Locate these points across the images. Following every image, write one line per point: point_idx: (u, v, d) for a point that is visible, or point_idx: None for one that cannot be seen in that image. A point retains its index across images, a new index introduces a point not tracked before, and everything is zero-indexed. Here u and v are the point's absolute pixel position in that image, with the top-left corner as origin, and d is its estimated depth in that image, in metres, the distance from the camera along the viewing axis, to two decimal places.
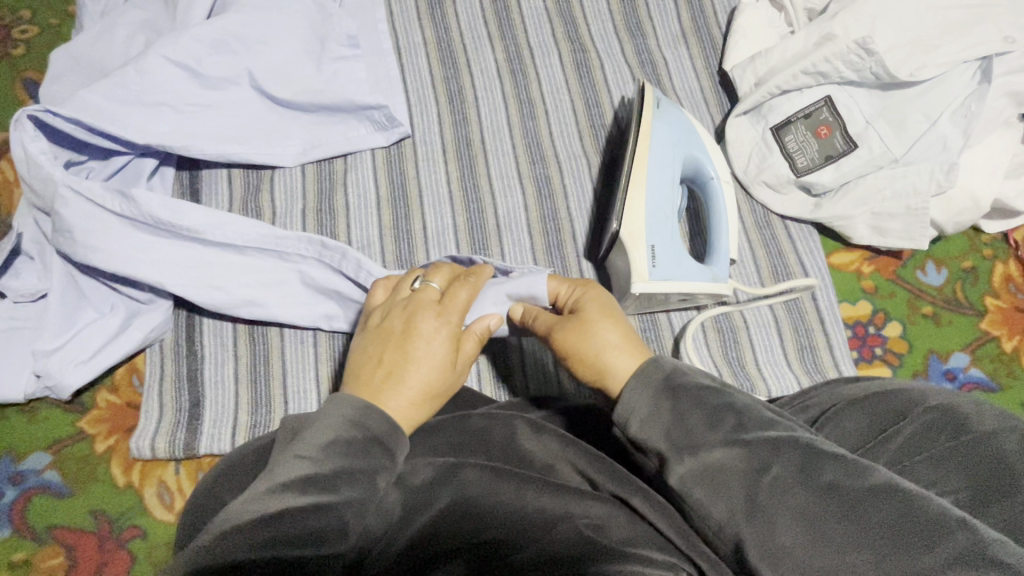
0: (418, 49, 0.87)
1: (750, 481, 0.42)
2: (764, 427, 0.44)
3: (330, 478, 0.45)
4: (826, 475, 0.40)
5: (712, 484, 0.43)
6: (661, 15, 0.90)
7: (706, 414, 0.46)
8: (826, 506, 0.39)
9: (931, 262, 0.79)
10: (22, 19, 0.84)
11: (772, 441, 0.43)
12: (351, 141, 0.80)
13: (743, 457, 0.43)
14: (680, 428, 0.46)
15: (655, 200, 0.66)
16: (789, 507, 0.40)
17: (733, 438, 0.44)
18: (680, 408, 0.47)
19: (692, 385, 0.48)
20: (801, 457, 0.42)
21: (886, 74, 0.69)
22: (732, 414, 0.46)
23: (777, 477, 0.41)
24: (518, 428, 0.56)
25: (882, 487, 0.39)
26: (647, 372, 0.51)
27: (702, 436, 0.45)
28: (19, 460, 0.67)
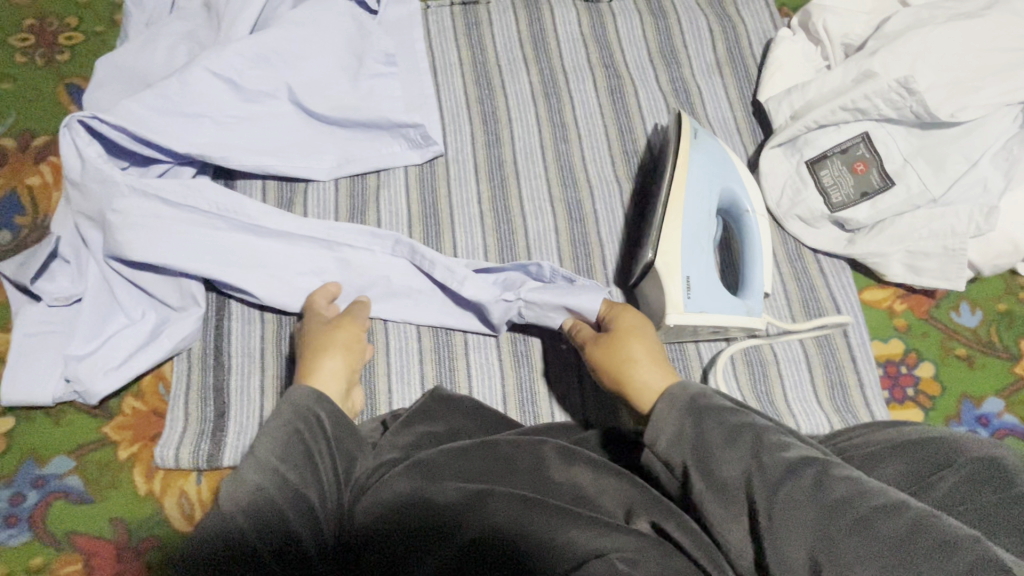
0: (454, 69, 0.88)
1: (767, 500, 0.42)
2: (782, 449, 0.45)
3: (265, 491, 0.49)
4: (837, 493, 0.40)
5: (732, 502, 0.44)
6: (696, 43, 0.90)
7: (726, 434, 0.47)
8: (836, 523, 0.39)
9: (966, 303, 0.78)
10: (68, 26, 0.86)
11: (787, 462, 0.43)
12: (385, 158, 0.81)
13: (758, 476, 0.43)
14: (699, 444, 0.47)
15: (691, 230, 0.65)
16: (802, 526, 0.40)
17: (750, 457, 0.45)
18: (701, 427, 0.48)
19: (712, 404, 0.49)
20: (815, 477, 0.42)
21: (928, 114, 0.69)
22: (750, 435, 0.46)
23: (791, 495, 0.41)
24: (546, 453, 0.55)
25: (892, 506, 0.39)
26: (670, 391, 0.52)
27: (720, 455, 0.46)
28: (41, 464, 0.67)
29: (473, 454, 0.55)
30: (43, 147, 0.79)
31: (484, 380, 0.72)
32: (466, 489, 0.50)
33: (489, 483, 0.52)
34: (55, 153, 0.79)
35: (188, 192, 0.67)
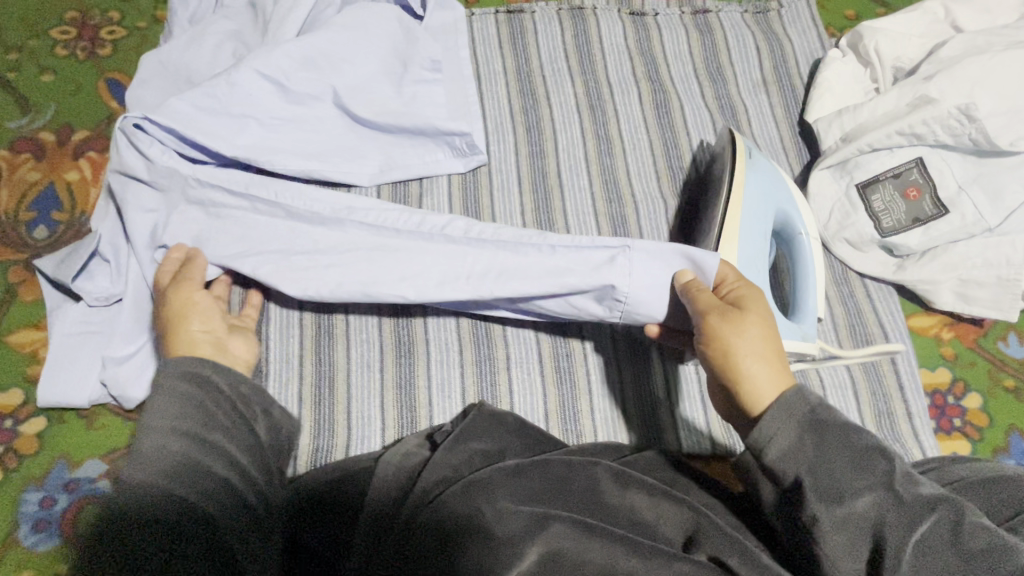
0: (499, 78, 0.87)
1: (897, 535, 0.40)
2: (914, 484, 0.42)
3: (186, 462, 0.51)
4: (973, 543, 0.39)
5: (855, 532, 0.41)
6: (742, 61, 0.90)
7: (853, 459, 0.43)
8: (971, 562, 0.38)
9: (1013, 334, 0.78)
10: (111, 21, 0.85)
11: (915, 494, 0.41)
12: (427, 165, 0.80)
13: (887, 508, 0.41)
14: (822, 467, 0.43)
15: (745, 253, 0.65)
16: (935, 565, 0.39)
17: (875, 485, 0.42)
18: (827, 451, 0.43)
19: (834, 420, 0.44)
20: (951, 520, 0.40)
21: (986, 141, 0.68)
22: (872, 457, 0.43)
23: (920, 531, 0.40)
24: (600, 475, 0.53)
25: None
26: (790, 404, 0.45)
27: (845, 481, 0.42)
28: (73, 467, 0.65)
29: (528, 475, 0.53)
30: (82, 142, 0.78)
31: (526, 395, 0.71)
32: (525, 512, 0.48)
33: (547, 507, 0.50)
34: (95, 148, 0.78)
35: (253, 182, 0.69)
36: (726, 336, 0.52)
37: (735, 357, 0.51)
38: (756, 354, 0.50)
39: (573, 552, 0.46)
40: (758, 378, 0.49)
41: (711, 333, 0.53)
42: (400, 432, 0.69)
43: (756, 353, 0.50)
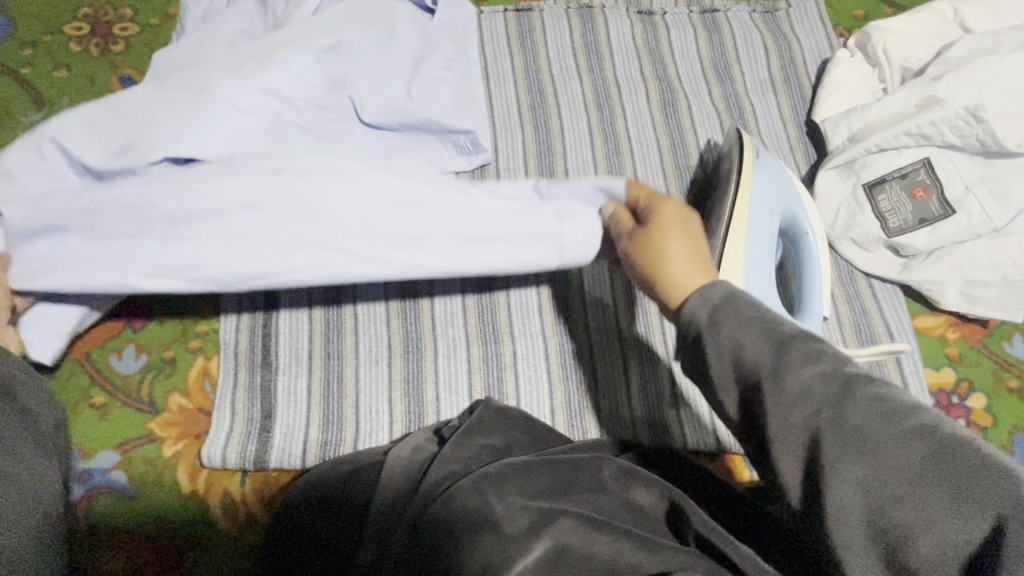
0: (507, 76, 0.87)
1: (885, 472, 0.31)
2: (808, 362, 0.36)
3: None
4: (854, 420, 0.32)
5: (836, 472, 0.32)
6: (750, 61, 0.90)
7: (744, 344, 0.38)
8: (919, 461, 0.30)
9: (1019, 334, 0.78)
10: (123, 17, 0.85)
11: (907, 420, 0.31)
12: (435, 162, 0.80)
13: (869, 435, 0.32)
14: (785, 394, 0.35)
15: (753, 251, 0.65)
16: (875, 463, 0.31)
17: (857, 411, 0.33)
18: (783, 374, 0.36)
19: (795, 342, 0.37)
20: (836, 400, 0.34)
21: (994, 142, 0.68)
22: (845, 382, 0.34)
23: (916, 461, 0.30)
24: (605, 472, 0.55)
25: (930, 449, 0.30)
26: (724, 319, 0.40)
27: (809, 412, 0.34)
28: (86, 459, 0.67)
29: (536, 472, 0.54)
30: None
31: (533, 391, 0.72)
32: (532, 508, 0.49)
33: (555, 501, 0.51)
34: None
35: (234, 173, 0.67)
36: (652, 243, 0.55)
37: (660, 258, 0.53)
38: (678, 255, 0.52)
39: (580, 545, 0.46)
40: (678, 274, 0.51)
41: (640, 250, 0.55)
42: (407, 426, 0.70)
43: (676, 255, 0.52)
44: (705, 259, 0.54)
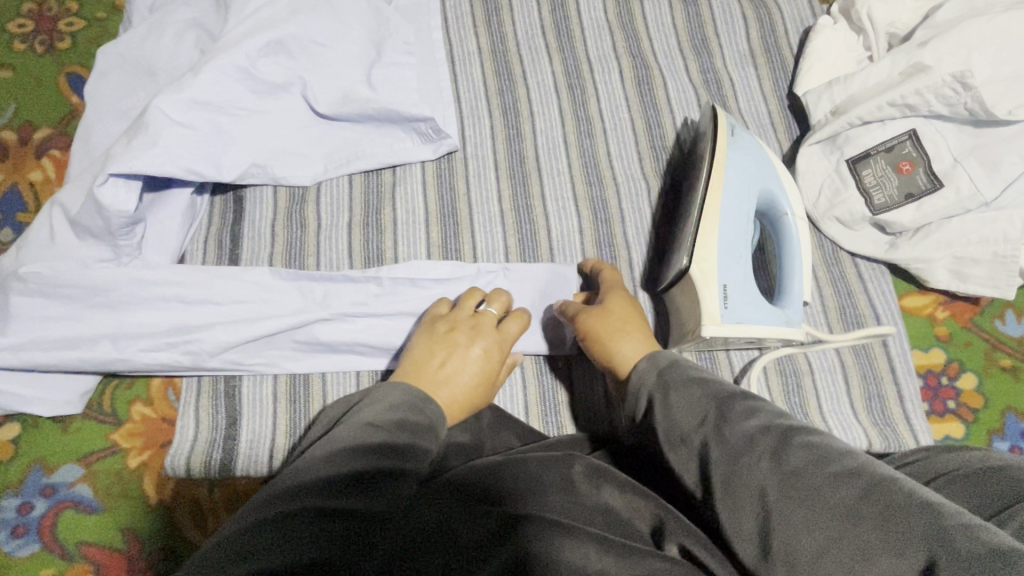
0: (473, 58, 0.83)
1: (828, 514, 0.37)
2: (749, 415, 0.45)
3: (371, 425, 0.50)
4: (795, 461, 0.40)
5: (792, 516, 0.38)
6: (730, 33, 0.86)
7: (692, 399, 0.49)
8: (883, 509, 0.35)
9: (1011, 312, 0.76)
10: (68, 12, 0.81)
11: (829, 456, 0.40)
12: (398, 153, 0.77)
13: (811, 479, 0.39)
14: (729, 446, 0.43)
15: (728, 235, 0.62)
16: (839, 505, 0.37)
17: (794, 454, 0.40)
18: (724, 428, 0.45)
19: (734, 400, 0.47)
20: (777, 445, 0.42)
21: (983, 110, 0.64)
22: (780, 432, 0.43)
23: (850, 499, 0.37)
24: (576, 471, 0.52)
25: (870, 488, 0.37)
26: (673, 380, 0.52)
27: (757, 463, 0.41)
28: (49, 472, 0.66)
29: (505, 475, 0.51)
30: (44, 141, 0.76)
31: (506, 388, 0.70)
32: (498, 513, 0.47)
33: (519, 505, 0.48)
34: (57, 146, 0.76)
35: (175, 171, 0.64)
36: (625, 310, 0.63)
37: (624, 327, 0.61)
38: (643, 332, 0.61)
39: (549, 544, 0.43)
40: (635, 344, 0.59)
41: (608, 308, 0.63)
42: None
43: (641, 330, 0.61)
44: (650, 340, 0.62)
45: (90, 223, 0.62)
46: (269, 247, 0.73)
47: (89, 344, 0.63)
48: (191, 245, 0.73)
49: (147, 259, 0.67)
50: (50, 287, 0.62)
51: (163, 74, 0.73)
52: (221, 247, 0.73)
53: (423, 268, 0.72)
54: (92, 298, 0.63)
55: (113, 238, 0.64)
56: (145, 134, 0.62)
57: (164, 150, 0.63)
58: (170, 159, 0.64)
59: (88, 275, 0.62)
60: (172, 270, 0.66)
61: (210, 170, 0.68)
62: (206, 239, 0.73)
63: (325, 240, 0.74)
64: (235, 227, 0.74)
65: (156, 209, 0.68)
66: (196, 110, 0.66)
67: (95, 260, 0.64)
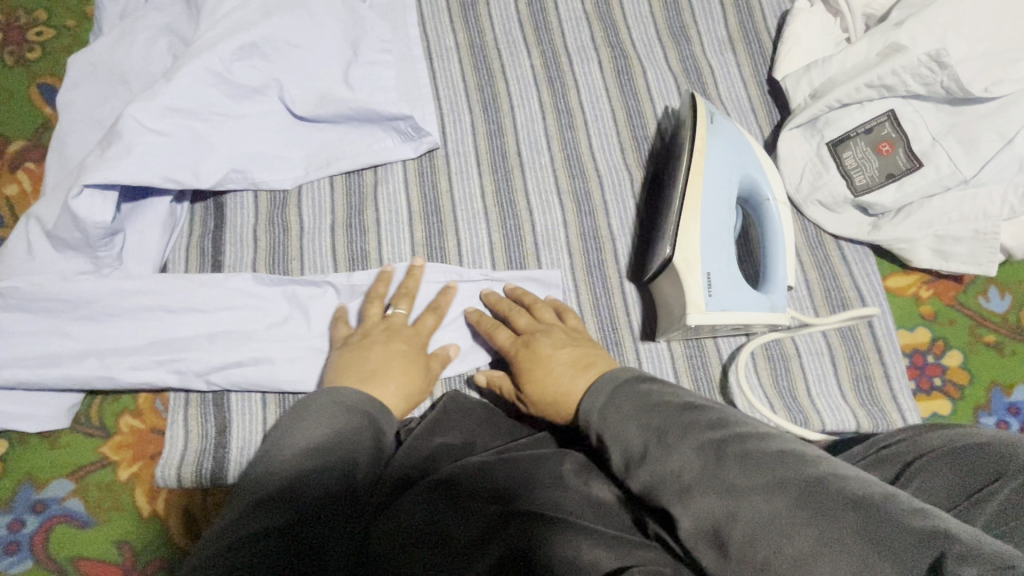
0: (451, 54, 0.82)
1: (770, 530, 0.35)
2: (687, 431, 0.42)
3: (318, 453, 0.48)
4: (733, 477, 0.38)
5: (733, 542, 0.36)
6: (707, 20, 0.85)
7: (633, 419, 0.46)
8: (819, 520, 0.35)
9: (994, 288, 0.76)
10: (37, 21, 0.80)
11: (763, 465, 0.38)
12: (378, 153, 0.76)
13: (748, 499, 0.37)
14: (669, 476, 0.41)
15: (711, 224, 0.62)
16: (778, 517, 0.36)
17: (730, 473, 0.39)
18: (664, 451, 0.42)
19: (673, 416, 0.44)
20: (715, 461, 0.40)
21: (960, 89, 0.64)
22: (716, 446, 0.40)
23: (789, 513, 0.35)
24: (566, 467, 0.52)
25: (805, 496, 0.36)
26: (613, 401, 0.48)
27: (699, 484, 0.39)
28: (39, 488, 0.65)
29: (490, 475, 0.51)
30: (18, 154, 0.75)
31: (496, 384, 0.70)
32: (483, 512, 0.47)
33: (508, 504, 0.48)
34: (32, 159, 0.75)
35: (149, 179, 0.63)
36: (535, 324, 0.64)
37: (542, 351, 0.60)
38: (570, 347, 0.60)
39: (550, 536, 0.44)
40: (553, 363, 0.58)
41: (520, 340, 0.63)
42: None
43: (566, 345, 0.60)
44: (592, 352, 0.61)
45: (65, 237, 0.62)
46: (252, 251, 0.73)
47: (74, 358, 0.63)
48: (174, 254, 0.72)
49: (129, 269, 0.66)
50: (31, 302, 0.61)
51: (136, 82, 0.72)
52: (203, 254, 0.72)
53: (409, 275, 0.71)
54: (76, 311, 0.63)
55: (92, 250, 0.63)
56: (119, 143, 0.62)
57: (139, 159, 0.62)
58: (147, 168, 0.63)
59: (70, 288, 0.62)
60: (154, 280, 0.65)
61: (188, 177, 0.67)
62: (187, 246, 0.72)
63: (307, 244, 0.73)
64: (217, 233, 0.73)
65: (135, 219, 0.67)
66: (171, 117, 0.65)
67: (76, 273, 0.64)
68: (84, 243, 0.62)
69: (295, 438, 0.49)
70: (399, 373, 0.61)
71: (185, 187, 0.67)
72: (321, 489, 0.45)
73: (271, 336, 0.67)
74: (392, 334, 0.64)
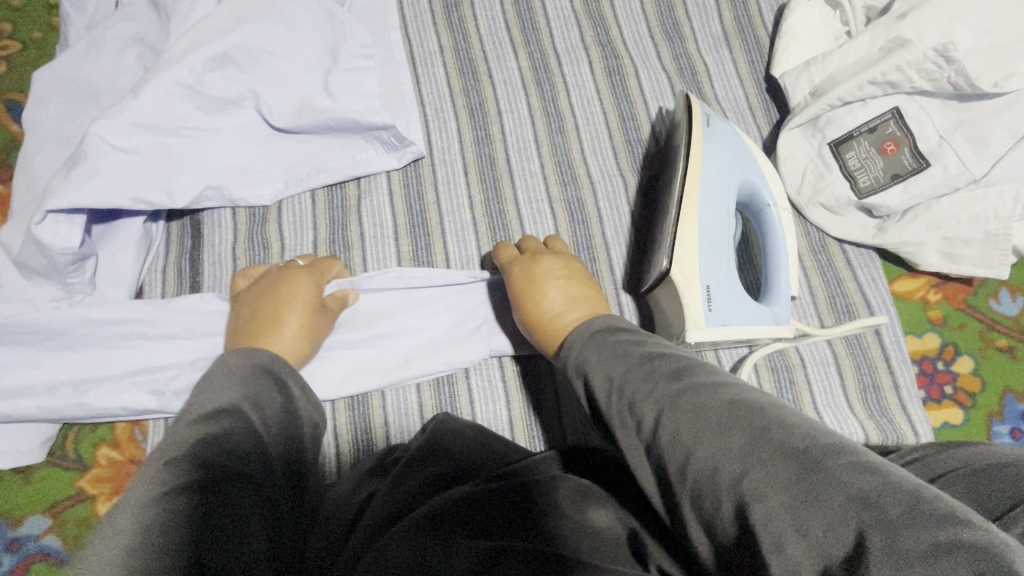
0: (435, 58, 0.79)
1: (711, 473, 0.34)
2: (649, 379, 0.42)
3: (232, 412, 0.41)
4: (682, 423, 0.37)
5: (682, 494, 0.35)
6: (701, 15, 0.82)
7: (603, 367, 0.46)
8: (759, 466, 0.32)
9: (1005, 289, 0.74)
10: (1, 33, 0.77)
11: (710, 414, 0.36)
12: (361, 165, 0.73)
13: (694, 447, 0.36)
14: (630, 429, 0.41)
15: (710, 233, 0.60)
16: (719, 463, 0.34)
17: (679, 422, 0.37)
18: (627, 397, 0.42)
19: (639, 364, 0.43)
20: (669, 409, 0.39)
21: (967, 84, 0.61)
22: (673, 395, 0.39)
23: (729, 463, 0.33)
24: (560, 494, 0.49)
25: (750, 444, 0.33)
26: (586, 352, 0.49)
27: (653, 432, 0.39)
28: (14, 526, 0.63)
29: (481, 506, 0.48)
30: None
31: (488, 403, 0.68)
32: (472, 547, 0.43)
33: (500, 539, 0.44)
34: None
35: (117, 200, 0.60)
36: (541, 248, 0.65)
37: (543, 276, 0.60)
38: (573, 283, 0.59)
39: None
40: (550, 294, 0.58)
41: (524, 257, 0.64)
42: (356, 453, 0.65)
43: (568, 278, 0.60)
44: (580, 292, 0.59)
45: (31, 265, 0.59)
46: (232, 271, 0.70)
47: (45, 391, 0.60)
48: (150, 275, 0.69)
49: (102, 295, 0.63)
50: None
51: (105, 97, 0.69)
52: (180, 276, 0.69)
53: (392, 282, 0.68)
54: (47, 343, 0.60)
55: (61, 276, 0.60)
56: (84, 164, 0.58)
57: (107, 180, 0.59)
58: (114, 189, 0.60)
59: (38, 318, 0.59)
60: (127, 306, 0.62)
61: (160, 197, 0.64)
62: (164, 268, 0.69)
63: (289, 262, 0.70)
64: (195, 254, 0.70)
65: (107, 242, 0.64)
66: (140, 133, 0.62)
67: (46, 301, 0.61)
68: (54, 270, 0.59)
69: (211, 398, 0.42)
70: (294, 322, 0.58)
71: (157, 207, 0.64)
72: (239, 450, 0.39)
73: None
74: (280, 282, 0.61)
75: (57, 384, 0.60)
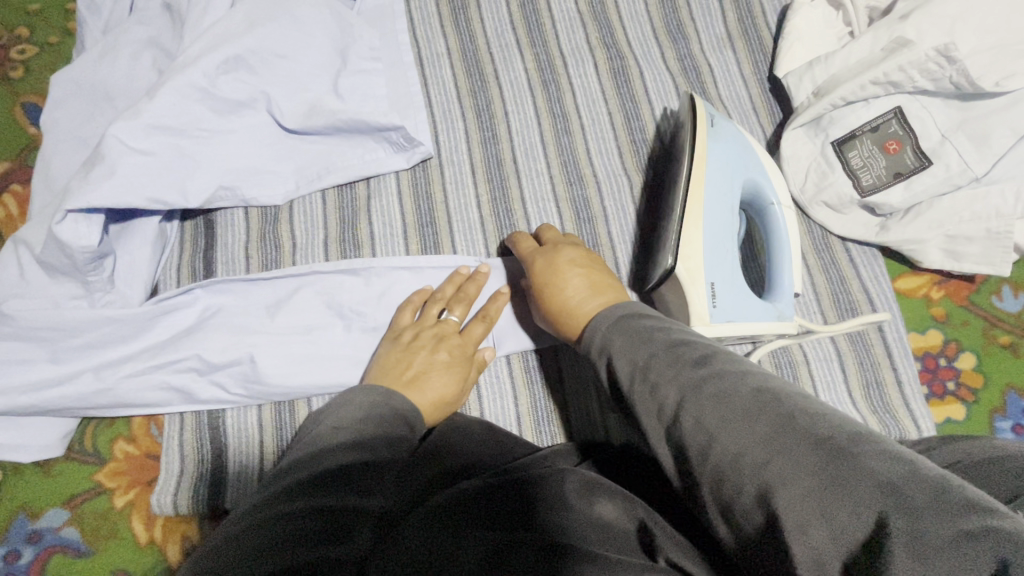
0: (442, 60, 0.80)
1: (738, 457, 0.35)
2: (676, 368, 0.43)
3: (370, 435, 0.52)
4: (709, 410, 0.38)
5: (704, 476, 0.37)
6: (705, 16, 0.83)
7: (629, 355, 0.47)
8: (785, 451, 0.33)
9: (1008, 287, 0.74)
10: (18, 38, 0.78)
11: (736, 402, 0.37)
12: (370, 165, 0.74)
13: (718, 433, 0.37)
14: (654, 413, 0.42)
15: (714, 231, 0.61)
16: (745, 448, 0.35)
17: (704, 408, 0.39)
18: (652, 384, 0.43)
19: (667, 353, 0.44)
20: (696, 396, 0.40)
21: (969, 84, 0.62)
22: (698, 384, 0.40)
23: (754, 448, 0.35)
24: (568, 487, 0.50)
25: (777, 430, 0.35)
26: (612, 340, 0.50)
27: (680, 417, 0.40)
28: (34, 518, 0.64)
29: (492, 500, 0.49)
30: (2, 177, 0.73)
31: (496, 399, 0.69)
32: (483, 538, 0.44)
33: (508, 530, 0.45)
34: (17, 181, 0.73)
35: (132, 199, 0.61)
36: (560, 239, 0.67)
37: (562, 266, 0.61)
38: (591, 273, 0.61)
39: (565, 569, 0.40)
40: (568, 283, 0.60)
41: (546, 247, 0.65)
42: None
43: (585, 268, 0.61)
44: (602, 281, 0.60)
45: (52, 263, 0.60)
46: (245, 270, 0.71)
47: (65, 386, 0.61)
48: (165, 273, 0.71)
49: (119, 293, 0.65)
50: (19, 330, 0.60)
51: (121, 99, 0.71)
52: (195, 274, 0.70)
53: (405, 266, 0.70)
54: (65, 340, 0.61)
55: (80, 274, 0.62)
56: (102, 165, 0.60)
57: (123, 181, 0.61)
58: (131, 190, 0.61)
59: (59, 315, 0.60)
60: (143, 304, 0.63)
61: (175, 197, 0.65)
62: (178, 265, 0.71)
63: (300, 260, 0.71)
64: (209, 252, 0.71)
65: (123, 241, 0.66)
66: (156, 135, 0.64)
67: (67, 299, 0.62)
68: (73, 267, 0.61)
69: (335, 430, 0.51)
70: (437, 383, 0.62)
71: (172, 207, 0.66)
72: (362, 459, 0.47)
73: (264, 358, 0.65)
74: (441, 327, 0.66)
75: (76, 381, 0.62)
